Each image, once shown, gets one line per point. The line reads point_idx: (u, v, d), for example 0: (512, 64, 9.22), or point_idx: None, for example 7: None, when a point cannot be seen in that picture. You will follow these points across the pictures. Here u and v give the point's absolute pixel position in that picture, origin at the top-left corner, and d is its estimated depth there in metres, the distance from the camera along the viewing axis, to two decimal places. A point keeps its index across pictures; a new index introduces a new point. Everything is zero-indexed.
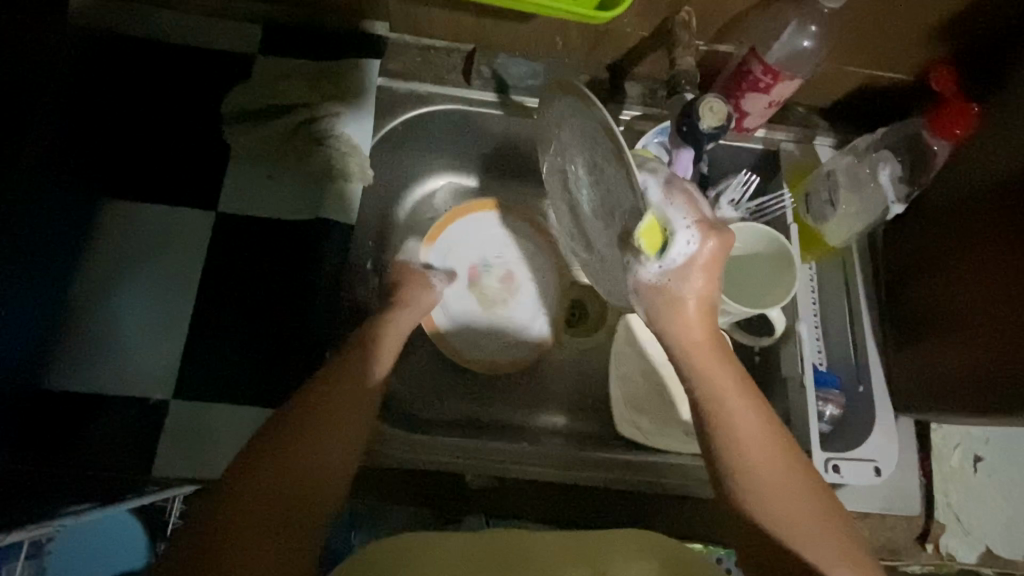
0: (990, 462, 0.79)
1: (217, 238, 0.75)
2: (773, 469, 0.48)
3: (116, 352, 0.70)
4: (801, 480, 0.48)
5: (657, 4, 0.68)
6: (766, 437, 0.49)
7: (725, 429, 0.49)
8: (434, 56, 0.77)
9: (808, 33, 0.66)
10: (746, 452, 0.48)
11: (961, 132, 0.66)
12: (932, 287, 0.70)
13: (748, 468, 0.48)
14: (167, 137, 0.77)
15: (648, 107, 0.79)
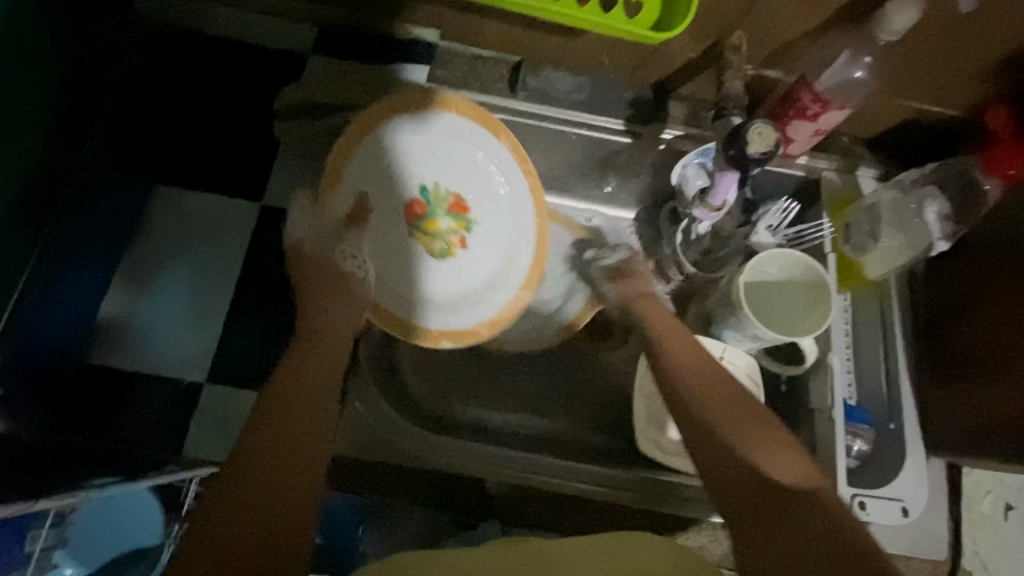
0: (1020, 511, 0.77)
1: (263, 230, 0.78)
2: (734, 421, 0.55)
3: (161, 333, 0.74)
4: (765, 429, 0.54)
5: (707, 26, 0.69)
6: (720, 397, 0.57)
7: (707, 409, 0.56)
8: (483, 65, 0.79)
9: (861, 64, 0.65)
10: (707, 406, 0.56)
11: (1016, 172, 0.65)
12: (974, 328, 0.69)
13: (710, 420, 0.55)
14: (221, 129, 0.81)
15: (690, 127, 0.76)
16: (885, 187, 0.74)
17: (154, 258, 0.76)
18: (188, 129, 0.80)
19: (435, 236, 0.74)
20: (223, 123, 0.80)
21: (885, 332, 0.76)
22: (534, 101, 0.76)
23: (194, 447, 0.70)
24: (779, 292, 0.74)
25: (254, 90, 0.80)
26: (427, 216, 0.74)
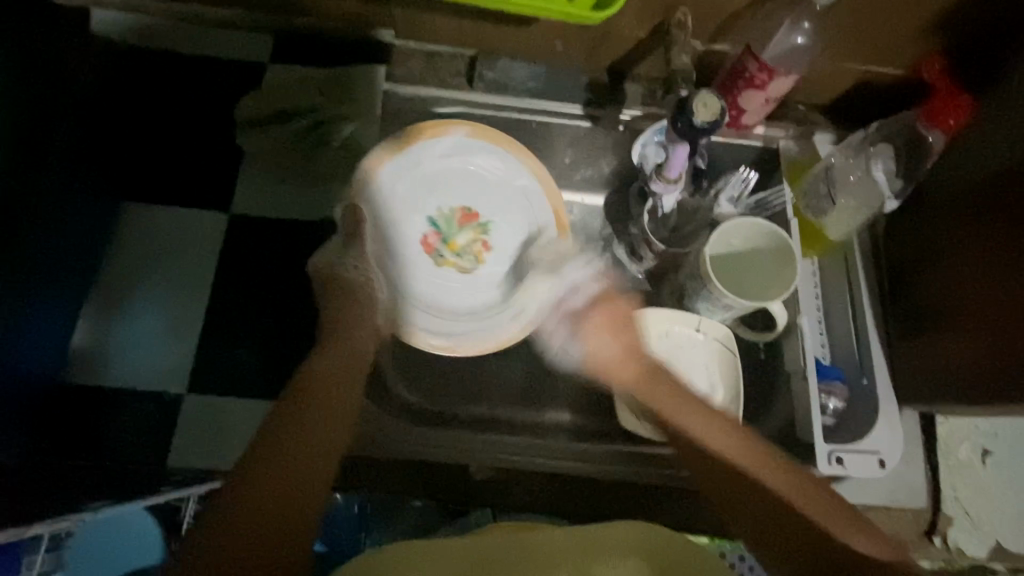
0: (999, 457, 0.76)
1: (232, 239, 0.77)
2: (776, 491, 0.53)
3: (140, 349, 0.73)
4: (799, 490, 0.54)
5: (652, 5, 0.71)
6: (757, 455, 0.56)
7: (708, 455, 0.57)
8: (439, 62, 0.81)
9: (802, 30, 0.67)
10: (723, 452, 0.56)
11: (954, 122, 0.66)
12: (935, 281, 0.70)
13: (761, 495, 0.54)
14: (183, 140, 0.81)
15: (648, 107, 0.81)
16: (840, 146, 0.76)
17: (129, 273, 0.76)
18: (156, 145, 0.80)
19: (459, 255, 0.73)
20: (190, 136, 0.81)
21: (853, 291, 0.77)
22: (492, 93, 0.81)
23: (182, 456, 0.70)
24: (747, 260, 0.76)
25: (216, 100, 0.81)
26: (443, 242, 0.73)
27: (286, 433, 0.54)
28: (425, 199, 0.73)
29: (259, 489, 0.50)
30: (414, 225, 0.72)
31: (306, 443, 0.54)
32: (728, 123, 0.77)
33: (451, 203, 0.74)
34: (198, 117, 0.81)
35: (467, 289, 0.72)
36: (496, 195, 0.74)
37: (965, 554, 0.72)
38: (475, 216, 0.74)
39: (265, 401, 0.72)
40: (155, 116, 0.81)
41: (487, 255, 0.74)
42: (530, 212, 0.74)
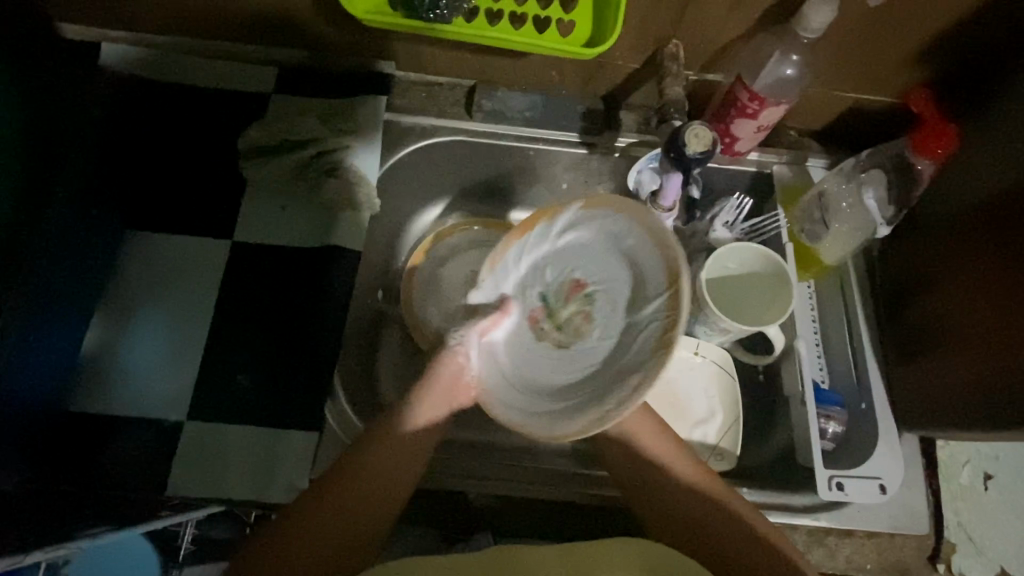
0: (1000, 480, 0.76)
1: (234, 265, 0.78)
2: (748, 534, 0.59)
3: (142, 376, 0.73)
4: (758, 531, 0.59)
5: (644, 38, 0.73)
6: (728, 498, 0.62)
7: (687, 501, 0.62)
8: (439, 92, 0.84)
9: (790, 61, 0.69)
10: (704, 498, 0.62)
11: (942, 151, 0.67)
12: (931, 305, 0.71)
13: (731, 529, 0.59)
14: (187, 168, 0.82)
15: (642, 134, 0.83)
16: (834, 173, 0.77)
17: (134, 300, 0.77)
18: (159, 172, 0.81)
19: (560, 329, 0.66)
20: (192, 163, 0.82)
21: (848, 314, 0.78)
22: (490, 121, 0.83)
23: (178, 485, 0.68)
24: (744, 284, 0.77)
25: (221, 129, 0.83)
26: (547, 318, 0.66)
27: (337, 502, 0.57)
28: (538, 274, 0.68)
29: (324, 523, 0.55)
30: (523, 296, 0.68)
31: (359, 515, 0.57)
32: (722, 150, 0.78)
33: (576, 274, 0.67)
34: (203, 146, 0.82)
35: (570, 368, 0.64)
36: (600, 262, 0.66)
37: None
38: (583, 286, 0.67)
39: (259, 427, 0.70)
40: (161, 145, 0.82)
41: (589, 329, 0.65)
42: (640, 273, 0.63)
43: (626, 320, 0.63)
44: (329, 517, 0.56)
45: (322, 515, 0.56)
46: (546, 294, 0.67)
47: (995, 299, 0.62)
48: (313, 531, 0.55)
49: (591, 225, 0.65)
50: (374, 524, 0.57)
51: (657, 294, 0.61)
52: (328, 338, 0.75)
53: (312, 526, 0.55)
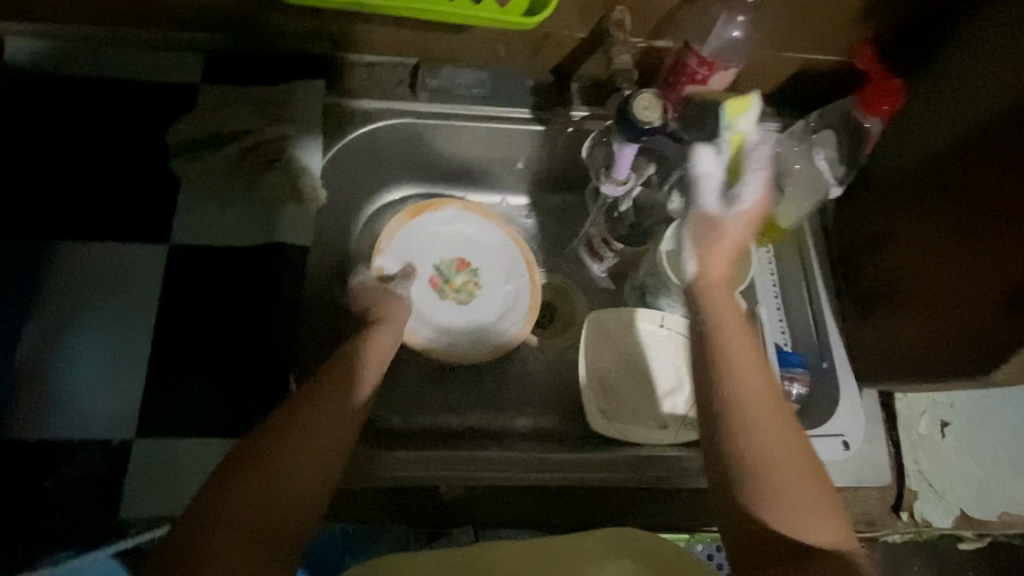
0: (955, 426, 0.78)
1: (175, 270, 0.73)
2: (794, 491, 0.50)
3: (79, 396, 0.68)
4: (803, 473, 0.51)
5: (590, 5, 0.70)
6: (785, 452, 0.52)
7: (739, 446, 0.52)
8: (381, 72, 0.80)
9: (736, 24, 0.67)
10: (753, 450, 0.51)
11: (889, 107, 0.67)
12: (883, 262, 0.72)
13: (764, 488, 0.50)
14: (111, 167, 0.75)
15: (595, 106, 0.80)
16: (783, 136, 0.77)
17: (61, 314, 0.70)
18: (79, 173, 0.74)
19: (457, 291, 0.83)
20: (118, 162, 0.75)
21: (807, 277, 0.78)
22: (437, 101, 0.79)
23: (131, 506, 0.64)
24: None
25: (146, 123, 0.76)
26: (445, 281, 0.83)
27: (258, 480, 0.52)
28: (428, 249, 0.83)
29: (242, 500, 0.51)
30: (420, 267, 0.83)
31: (281, 494, 0.52)
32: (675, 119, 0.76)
33: (458, 252, 0.84)
34: (127, 141, 0.76)
35: (467, 317, 0.82)
36: (478, 241, 0.85)
37: (933, 526, 0.73)
38: (468, 260, 0.84)
39: (214, 439, 0.67)
40: (80, 143, 0.75)
41: (479, 290, 0.84)
42: (510, 252, 0.85)
43: (508, 288, 0.84)
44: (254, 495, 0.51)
45: (247, 499, 0.51)
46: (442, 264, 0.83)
47: (946, 248, 0.63)
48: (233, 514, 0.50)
49: (460, 217, 0.84)
50: (302, 499, 0.53)
51: (518, 279, 0.84)
52: (282, 339, 0.71)
53: (229, 507, 0.50)
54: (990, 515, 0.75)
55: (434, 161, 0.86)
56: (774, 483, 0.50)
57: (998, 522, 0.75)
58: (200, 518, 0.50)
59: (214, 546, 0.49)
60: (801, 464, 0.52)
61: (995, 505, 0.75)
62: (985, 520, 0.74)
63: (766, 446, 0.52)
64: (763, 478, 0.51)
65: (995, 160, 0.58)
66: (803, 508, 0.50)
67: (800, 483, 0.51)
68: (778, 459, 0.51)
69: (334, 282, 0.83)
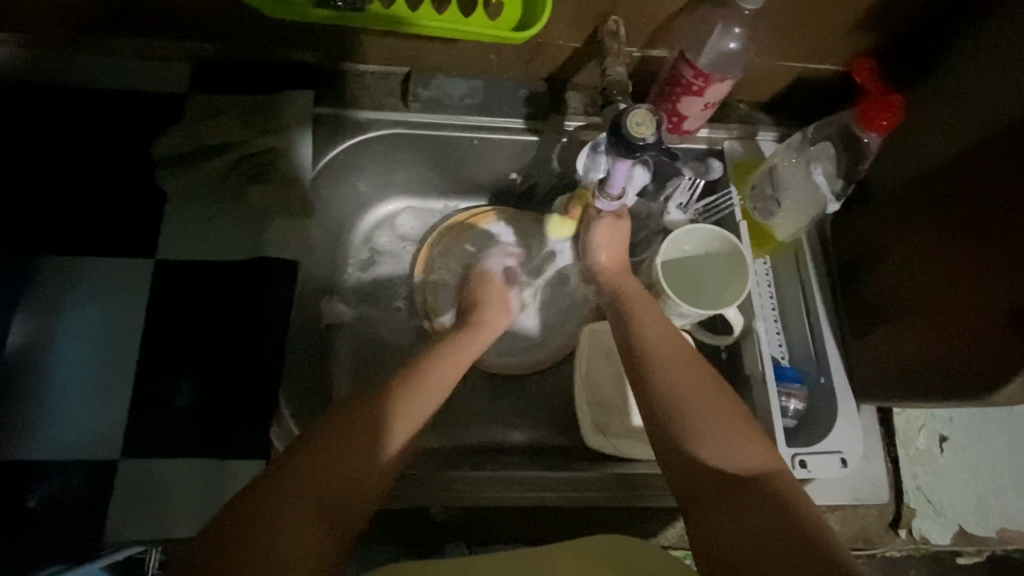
0: (955, 441, 0.77)
1: (162, 285, 0.71)
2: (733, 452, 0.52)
3: (63, 416, 0.66)
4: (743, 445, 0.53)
5: (584, 15, 0.69)
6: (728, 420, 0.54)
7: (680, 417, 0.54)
8: (373, 81, 0.78)
9: (733, 35, 0.66)
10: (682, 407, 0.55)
11: (888, 123, 0.65)
12: (882, 276, 0.71)
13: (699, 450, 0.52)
14: (96, 180, 0.74)
15: (589, 116, 0.79)
16: (782, 148, 0.76)
17: (45, 331, 0.69)
18: (64, 187, 0.73)
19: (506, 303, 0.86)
20: (103, 175, 0.74)
21: (805, 290, 0.77)
22: (429, 112, 0.78)
23: (118, 527, 0.63)
24: (699, 267, 0.76)
25: (132, 135, 0.75)
26: None
27: (331, 465, 0.49)
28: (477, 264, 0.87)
29: (320, 477, 0.49)
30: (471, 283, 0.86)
31: (353, 463, 0.50)
32: (670, 130, 0.75)
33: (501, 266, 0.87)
34: (113, 154, 0.74)
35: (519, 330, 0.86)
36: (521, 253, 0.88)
37: (931, 543, 0.72)
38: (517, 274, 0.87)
39: (203, 458, 0.66)
40: (64, 155, 0.74)
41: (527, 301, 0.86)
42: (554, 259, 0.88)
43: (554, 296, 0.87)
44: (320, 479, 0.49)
45: (317, 487, 0.48)
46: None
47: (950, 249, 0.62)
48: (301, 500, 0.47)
49: (496, 239, 0.87)
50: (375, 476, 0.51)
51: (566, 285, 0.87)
52: (271, 356, 0.70)
53: (302, 481, 0.48)
54: (990, 532, 0.74)
55: (428, 171, 0.84)
56: (698, 422, 0.54)
57: (997, 539, 0.74)
58: (275, 487, 0.47)
59: (272, 531, 0.45)
60: (722, 412, 0.55)
61: (995, 521, 0.74)
62: (983, 537, 0.74)
63: (696, 404, 0.55)
64: (683, 419, 0.54)
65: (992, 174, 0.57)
66: (730, 448, 0.52)
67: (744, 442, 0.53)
68: (693, 401, 0.55)
69: (328, 295, 0.82)
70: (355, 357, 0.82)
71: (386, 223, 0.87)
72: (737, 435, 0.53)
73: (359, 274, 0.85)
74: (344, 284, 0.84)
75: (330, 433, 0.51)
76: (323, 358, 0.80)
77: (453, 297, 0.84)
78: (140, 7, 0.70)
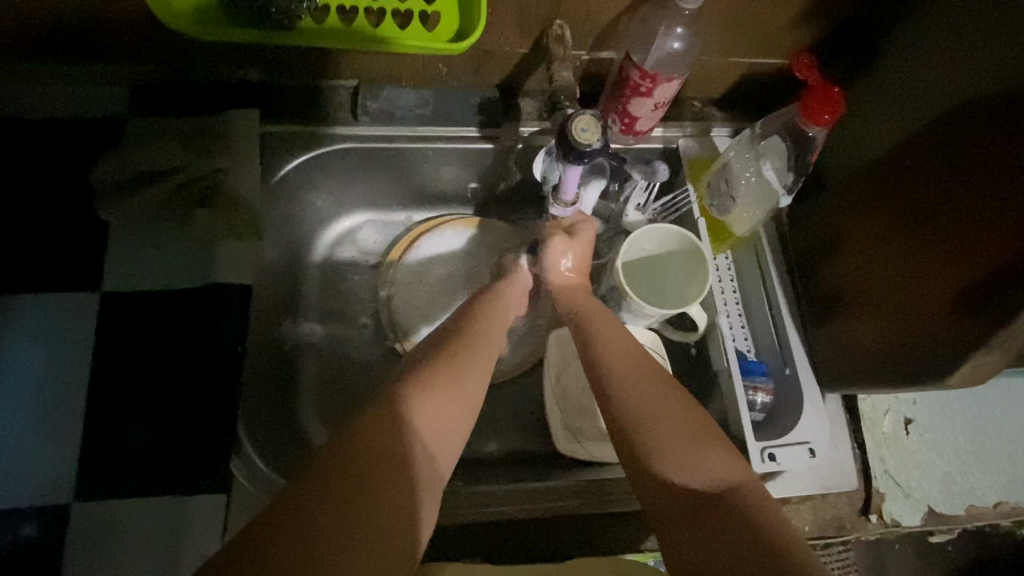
0: (920, 423, 0.78)
1: (109, 318, 0.69)
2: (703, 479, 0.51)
3: (8, 463, 0.63)
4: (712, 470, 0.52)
5: (528, 20, 0.68)
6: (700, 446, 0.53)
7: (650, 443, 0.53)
8: (321, 95, 0.76)
9: (676, 35, 0.66)
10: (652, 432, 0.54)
11: (830, 116, 0.66)
12: (839, 265, 0.71)
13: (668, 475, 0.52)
14: (32, 213, 0.70)
15: (543, 121, 0.78)
16: (735, 143, 0.76)
17: None
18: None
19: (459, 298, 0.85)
20: (41, 207, 0.71)
21: (766, 284, 0.78)
22: (381, 124, 0.76)
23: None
24: (660, 266, 0.76)
25: (69, 164, 0.72)
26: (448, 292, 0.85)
27: (388, 448, 0.48)
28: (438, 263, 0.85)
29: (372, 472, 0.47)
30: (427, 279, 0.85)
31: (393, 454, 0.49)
32: (623, 131, 0.75)
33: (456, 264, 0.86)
34: (51, 185, 0.71)
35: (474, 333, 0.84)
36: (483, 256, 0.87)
37: (900, 524, 0.73)
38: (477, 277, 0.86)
39: (161, 495, 0.64)
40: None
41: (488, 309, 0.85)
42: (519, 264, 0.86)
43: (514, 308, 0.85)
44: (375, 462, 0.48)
45: (382, 472, 0.47)
46: (446, 286, 0.85)
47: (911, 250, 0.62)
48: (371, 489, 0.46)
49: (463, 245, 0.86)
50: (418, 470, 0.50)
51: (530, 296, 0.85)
52: (230, 383, 0.68)
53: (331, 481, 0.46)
54: (958, 510, 0.75)
55: (385, 184, 0.83)
56: (663, 448, 0.53)
57: (965, 516, 0.75)
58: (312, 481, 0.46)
59: (342, 516, 0.45)
60: (693, 437, 0.54)
61: (961, 499, 0.75)
62: (951, 515, 0.75)
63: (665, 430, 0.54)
64: (653, 444, 0.53)
65: (926, 162, 0.59)
66: (704, 467, 0.51)
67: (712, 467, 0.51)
68: (661, 434, 0.53)
69: (289, 317, 0.80)
70: (319, 378, 0.80)
71: (347, 238, 0.85)
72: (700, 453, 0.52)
73: (320, 292, 0.83)
74: (305, 303, 0.82)
75: (384, 413, 0.50)
76: (286, 382, 0.78)
77: (416, 299, 0.83)
78: (66, 28, 0.67)
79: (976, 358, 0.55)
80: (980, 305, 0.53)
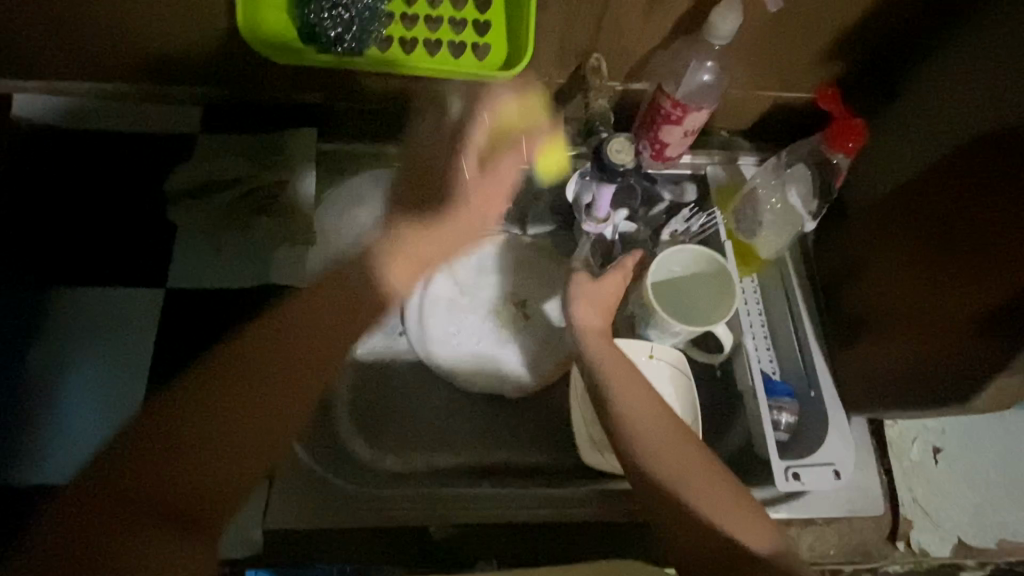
0: (950, 452, 0.78)
1: (171, 313, 0.75)
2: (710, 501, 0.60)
3: (78, 443, 0.70)
4: (719, 496, 0.61)
5: (568, 53, 0.74)
6: (704, 476, 0.61)
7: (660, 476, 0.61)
8: (372, 117, 0.83)
9: (706, 68, 0.71)
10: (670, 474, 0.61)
11: (853, 145, 0.69)
12: (863, 290, 0.73)
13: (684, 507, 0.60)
14: (112, 216, 0.78)
15: (579, 146, 0.82)
16: (761, 170, 0.80)
17: (60, 363, 0.72)
18: (83, 223, 0.77)
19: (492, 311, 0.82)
20: (120, 211, 0.78)
21: (792, 306, 0.79)
22: None
23: None
24: (690, 287, 0.78)
25: (147, 172, 0.79)
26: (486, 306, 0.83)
27: (220, 402, 0.64)
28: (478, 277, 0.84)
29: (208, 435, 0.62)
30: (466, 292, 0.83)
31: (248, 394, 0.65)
32: (654, 157, 0.79)
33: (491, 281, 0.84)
34: (130, 191, 0.79)
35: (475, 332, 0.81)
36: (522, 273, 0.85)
37: (929, 554, 0.72)
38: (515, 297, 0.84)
39: None
40: (84, 194, 0.78)
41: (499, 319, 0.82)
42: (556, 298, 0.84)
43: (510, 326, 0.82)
44: (212, 436, 0.62)
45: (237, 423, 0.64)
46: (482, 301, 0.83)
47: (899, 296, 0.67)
48: (191, 473, 0.62)
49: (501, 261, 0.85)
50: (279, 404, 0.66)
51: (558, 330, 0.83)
52: None
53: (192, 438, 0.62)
54: (990, 543, 0.74)
55: None
56: (682, 482, 0.61)
57: (997, 550, 0.74)
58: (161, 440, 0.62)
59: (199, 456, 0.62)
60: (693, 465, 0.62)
61: (994, 531, 0.74)
62: (983, 548, 0.74)
63: (676, 468, 0.61)
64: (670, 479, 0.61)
65: (942, 214, 0.62)
66: (718, 506, 0.60)
67: (718, 495, 0.61)
68: (675, 474, 0.61)
69: None
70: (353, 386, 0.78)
71: None
72: (734, 512, 0.60)
73: None
74: None
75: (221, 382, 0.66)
76: None
77: (443, 308, 0.81)
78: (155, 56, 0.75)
79: (998, 379, 0.56)
80: (996, 328, 0.56)
